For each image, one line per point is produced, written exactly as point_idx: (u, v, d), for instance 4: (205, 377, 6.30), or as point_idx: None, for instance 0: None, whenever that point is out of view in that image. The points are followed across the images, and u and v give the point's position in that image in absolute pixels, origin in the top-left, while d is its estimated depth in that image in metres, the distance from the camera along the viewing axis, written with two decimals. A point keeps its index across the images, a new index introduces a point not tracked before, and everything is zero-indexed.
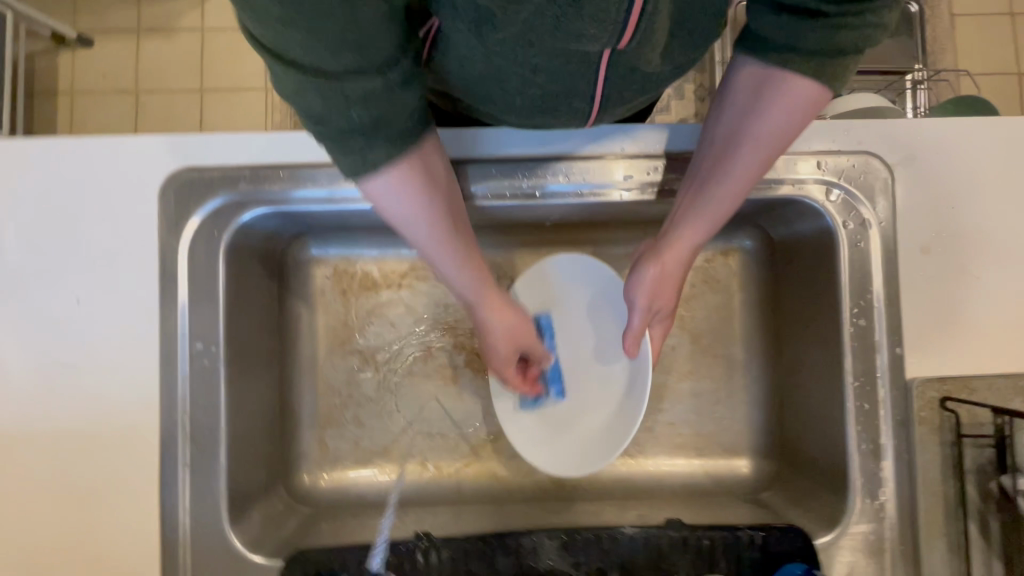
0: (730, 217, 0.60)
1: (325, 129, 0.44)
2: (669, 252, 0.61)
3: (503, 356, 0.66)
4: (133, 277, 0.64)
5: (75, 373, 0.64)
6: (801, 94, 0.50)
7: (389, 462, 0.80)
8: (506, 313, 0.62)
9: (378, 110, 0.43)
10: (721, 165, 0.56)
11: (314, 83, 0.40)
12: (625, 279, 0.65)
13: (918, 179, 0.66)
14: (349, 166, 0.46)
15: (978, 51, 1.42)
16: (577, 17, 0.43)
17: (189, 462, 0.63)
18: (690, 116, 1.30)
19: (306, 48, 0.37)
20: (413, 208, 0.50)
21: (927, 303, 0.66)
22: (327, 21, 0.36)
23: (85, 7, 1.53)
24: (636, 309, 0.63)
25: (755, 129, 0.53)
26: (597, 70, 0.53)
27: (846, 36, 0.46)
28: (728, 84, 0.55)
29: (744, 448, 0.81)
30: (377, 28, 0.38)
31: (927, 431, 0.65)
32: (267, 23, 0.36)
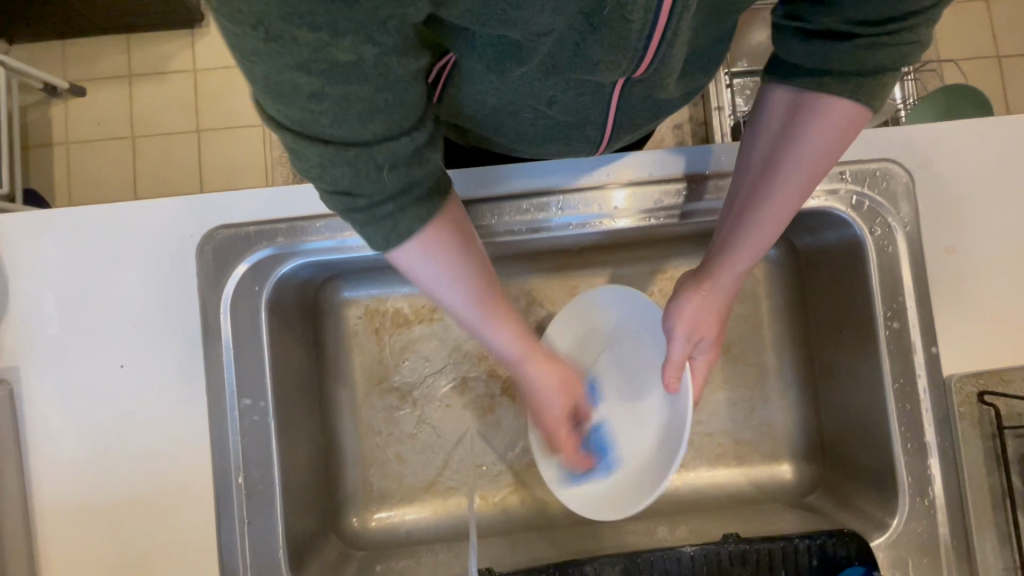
0: (774, 240, 0.59)
1: (351, 202, 0.40)
2: (712, 280, 0.62)
3: (558, 415, 0.63)
4: (177, 338, 0.64)
5: (122, 441, 0.63)
6: (840, 117, 0.51)
7: (434, 498, 0.80)
8: (551, 364, 0.60)
9: (408, 174, 0.40)
10: (759, 192, 0.56)
11: (343, 156, 0.36)
12: (667, 307, 0.66)
13: (937, 180, 0.68)
14: (377, 236, 0.42)
15: (960, 37, 1.45)
16: (596, 45, 0.41)
17: (246, 518, 0.63)
18: (687, 122, 1.32)
19: (336, 122, 0.34)
20: (443, 270, 0.47)
21: (956, 300, 0.67)
22: (361, 86, 0.32)
23: (76, 58, 1.53)
24: (677, 338, 0.63)
25: (793, 153, 0.54)
26: (607, 100, 0.52)
27: (880, 56, 0.47)
28: (761, 111, 0.57)
29: (784, 453, 0.82)
30: (408, 87, 0.34)
31: (969, 425, 0.65)
32: (289, 102, 0.32)
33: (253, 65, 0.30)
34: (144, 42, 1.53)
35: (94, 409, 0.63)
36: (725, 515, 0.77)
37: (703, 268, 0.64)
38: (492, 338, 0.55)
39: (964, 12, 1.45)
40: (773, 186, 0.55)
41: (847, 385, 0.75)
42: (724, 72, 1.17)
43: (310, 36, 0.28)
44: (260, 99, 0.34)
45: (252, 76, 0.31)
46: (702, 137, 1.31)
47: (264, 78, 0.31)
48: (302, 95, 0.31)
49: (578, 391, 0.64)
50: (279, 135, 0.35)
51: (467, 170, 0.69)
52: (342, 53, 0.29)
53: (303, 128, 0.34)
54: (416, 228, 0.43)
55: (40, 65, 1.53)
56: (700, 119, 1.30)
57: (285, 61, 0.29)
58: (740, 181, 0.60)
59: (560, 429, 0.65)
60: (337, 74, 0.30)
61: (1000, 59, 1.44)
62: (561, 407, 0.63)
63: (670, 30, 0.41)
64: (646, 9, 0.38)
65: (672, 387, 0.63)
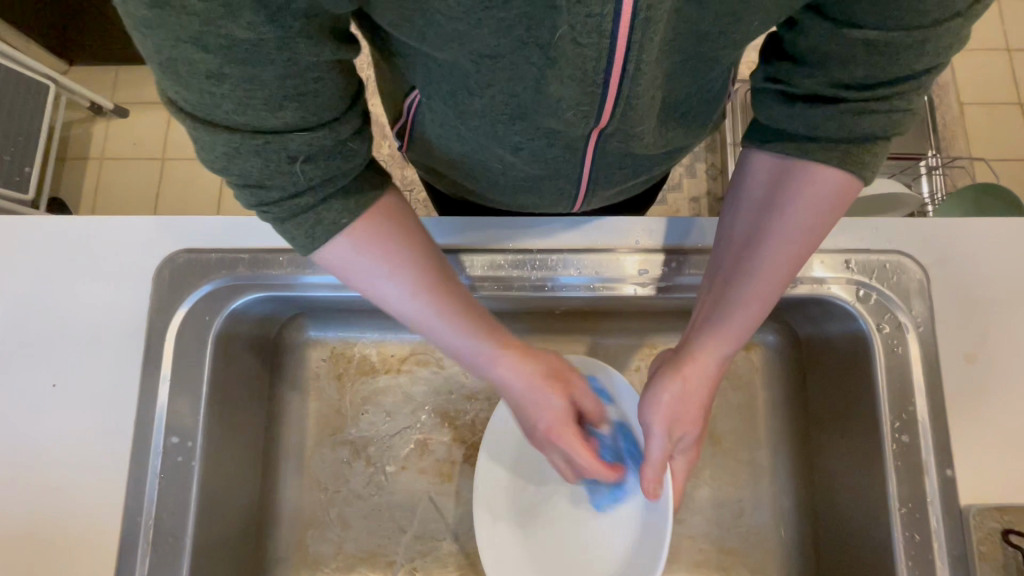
0: (758, 321, 0.54)
1: (266, 195, 0.39)
2: (691, 366, 0.54)
3: (563, 411, 0.54)
4: (116, 363, 0.61)
5: (39, 468, 0.59)
6: (830, 187, 0.47)
7: (374, 572, 0.71)
8: (525, 358, 0.53)
9: (326, 167, 0.39)
10: (745, 265, 0.51)
11: (250, 144, 0.35)
12: (641, 395, 0.56)
13: (955, 281, 0.62)
14: (298, 233, 0.41)
15: (994, 136, 1.41)
16: (556, 80, 0.38)
17: (147, 574, 0.56)
18: (703, 193, 1.28)
19: (240, 107, 0.33)
20: (382, 262, 0.44)
21: (975, 417, 0.59)
22: (265, 70, 0.31)
23: (124, 81, 1.61)
24: (655, 434, 0.53)
25: (780, 223, 0.49)
26: (581, 150, 0.49)
27: (870, 122, 0.44)
28: (739, 181, 0.53)
29: (774, 570, 0.71)
30: (322, 74, 0.34)
31: (991, 571, 0.55)
32: (192, 81, 0.31)
33: (147, 38, 0.29)
34: None
35: (18, 429, 0.59)
36: None
37: (682, 348, 0.56)
38: (450, 338, 0.50)
39: (998, 113, 1.42)
40: (759, 259, 0.50)
41: (850, 499, 0.65)
42: None
43: (201, 5, 0.27)
44: (162, 83, 0.33)
45: (150, 54, 0.30)
46: (717, 210, 1.27)
47: (159, 55, 0.30)
48: (200, 74, 0.31)
49: (573, 383, 0.56)
50: (180, 119, 0.34)
51: (443, 218, 0.66)
52: (237, 28, 0.29)
53: (203, 113, 0.34)
54: (343, 220, 0.42)
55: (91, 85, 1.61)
56: (717, 194, 1.26)
57: (177, 34, 0.29)
58: (722, 253, 0.55)
59: (564, 440, 0.54)
60: (237, 53, 0.30)
61: None
62: (559, 402, 0.54)
63: (630, 66, 0.36)
64: (597, 32, 0.33)
65: (653, 493, 0.53)
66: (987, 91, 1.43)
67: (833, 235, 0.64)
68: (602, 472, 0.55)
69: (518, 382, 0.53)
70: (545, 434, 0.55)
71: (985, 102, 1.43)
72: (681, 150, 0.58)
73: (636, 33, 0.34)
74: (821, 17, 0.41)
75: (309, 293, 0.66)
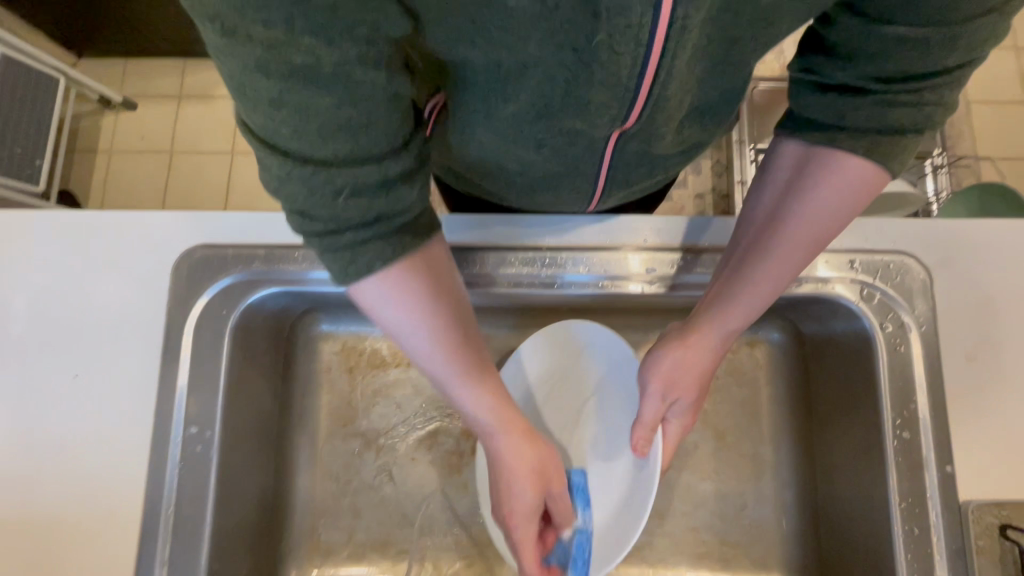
0: (769, 300, 0.55)
1: (310, 223, 0.40)
2: (698, 335, 0.56)
3: (527, 506, 0.55)
4: (135, 354, 0.62)
5: (61, 457, 0.60)
6: (856, 177, 0.48)
7: (384, 559, 0.73)
8: (530, 449, 0.54)
9: (373, 206, 0.39)
10: (764, 243, 0.52)
11: (301, 173, 0.36)
12: (644, 357, 0.60)
13: (959, 281, 0.63)
14: (336, 266, 0.42)
15: (1000, 135, 1.41)
16: (588, 84, 0.39)
17: (168, 559, 0.58)
18: (709, 191, 1.29)
19: (295, 134, 0.34)
20: (409, 318, 0.46)
21: (976, 415, 0.60)
22: (322, 100, 0.32)
23: (132, 74, 1.61)
24: (651, 397, 0.59)
25: (805, 207, 0.50)
26: (603, 151, 0.51)
27: (901, 113, 0.45)
28: (771, 164, 0.54)
29: (774, 562, 0.73)
30: (375, 109, 0.34)
31: (988, 564, 0.57)
32: (257, 106, 0.33)
33: (223, 62, 0.31)
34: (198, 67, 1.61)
35: (40, 419, 0.61)
36: None
37: (692, 318, 0.58)
38: (461, 403, 0.52)
39: (1004, 112, 1.42)
40: (780, 238, 0.51)
41: (851, 494, 0.67)
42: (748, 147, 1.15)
43: (266, 32, 0.29)
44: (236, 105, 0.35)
45: (227, 78, 0.32)
46: (722, 208, 1.27)
47: (232, 80, 0.32)
48: (263, 100, 0.32)
49: (555, 484, 0.57)
50: (248, 138, 0.36)
51: (454, 216, 0.67)
52: (299, 55, 0.30)
53: (266, 136, 0.35)
54: (376, 265, 0.42)
55: (99, 78, 1.61)
56: (722, 191, 1.27)
57: (243, 60, 0.30)
58: (743, 231, 0.56)
59: (513, 532, 0.56)
60: (297, 80, 0.31)
61: None
62: (528, 495, 0.55)
63: (663, 72, 0.38)
64: (635, 42, 0.35)
65: (642, 443, 0.59)
66: (993, 90, 1.43)
67: (839, 235, 0.65)
68: (531, 564, 0.56)
69: (510, 461, 0.54)
70: (507, 518, 0.56)
71: (992, 101, 1.43)
72: (693, 152, 0.59)
73: (672, 41, 0.36)
74: (854, 12, 0.43)
75: (323, 289, 0.68)
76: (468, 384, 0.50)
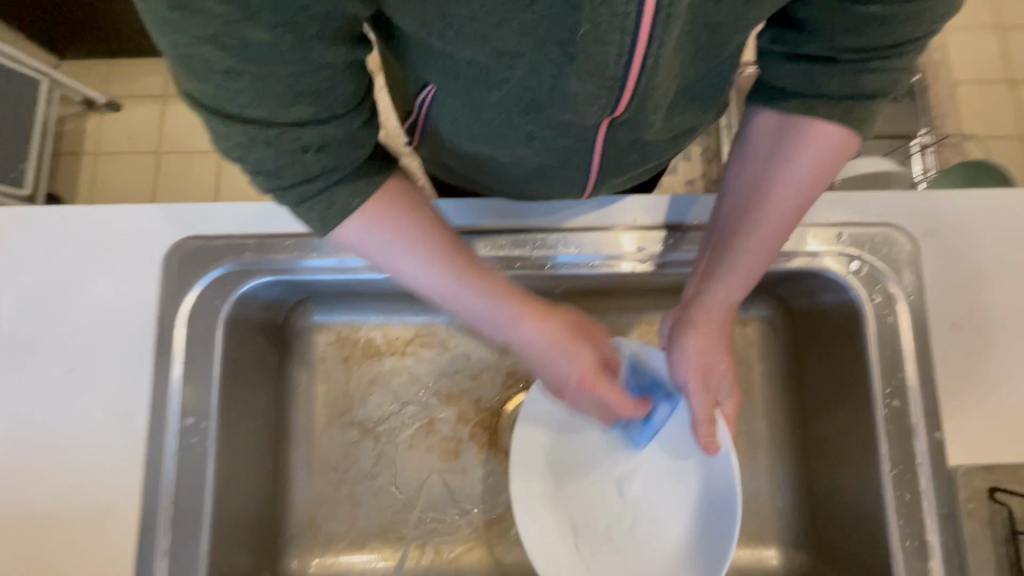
0: (761, 270, 0.55)
1: (276, 181, 0.39)
2: (706, 315, 0.56)
3: (579, 377, 0.54)
4: (127, 347, 0.62)
5: (57, 452, 0.60)
6: (829, 139, 0.49)
7: (385, 546, 0.73)
8: (547, 317, 0.53)
9: (339, 158, 0.40)
10: (749, 214, 0.53)
11: (264, 135, 0.36)
12: (665, 355, 0.59)
13: (943, 251, 0.64)
14: (312, 216, 0.42)
15: (983, 113, 1.42)
16: (573, 75, 0.39)
17: (168, 549, 0.58)
18: (698, 176, 1.29)
19: (254, 102, 0.34)
20: (395, 236, 0.45)
21: (963, 382, 0.61)
22: (279, 67, 0.32)
23: (115, 74, 1.59)
24: (694, 391, 0.56)
25: (783, 175, 0.51)
26: (591, 140, 0.51)
27: (872, 80, 0.46)
28: (743, 138, 0.55)
29: (772, 536, 0.74)
30: (334, 74, 0.34)
31: (977, 526, 0.58)
32: (210, 77, 0.32)
33: (165, 35, 0.30)
34: None
35: (35, 417, 0.61)
36: None
37: (691, 299, 0.58)
38: (473, 301, 0.50)
39: (988, 92, 1.43)
40: (764, 209, 0.52)
41: (843, 465, 0.68)
42: None
43: (220, 9, 0.28)
44: (178, 75, 0.34)
45: (165, 50, 0.31)
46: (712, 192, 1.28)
47: (177, 51, 0.31)
48: (217, 70, 0.32)
49: (597, 337, 0.57)
50: (197, 112, 0.35)
51: (446, 202, 0.67)
52: (257, 31, 0.29)
53: (220, 108, 0.34)
54: (355, 201, 0.42)
55: (83, 80, 1.59)
56: (712, 176, 1.27)
57: (194, 35, 0.29)
58: (722, 206, 0.56)
59: (598, 391, 0.55)
60: (252, 53, 0.31)
61: None
62: (588, 357, 0.54)
63: (650, 61, 0.38)
64: (621, 30, 0.35)
65: (709, 428, 0.55)
66: (977, 69, 1.44)
67: (826, 209, 0.66)
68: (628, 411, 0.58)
69: (539, 339, 0.52)
70: (578, 388, 0.55)
71: (975, 79, 1.44)
72: (687, 135, 0.59)
73: (656, 31, 0.36)
74: None
75: (315, 279, 0.68)
76: (483, 278, 0.49)
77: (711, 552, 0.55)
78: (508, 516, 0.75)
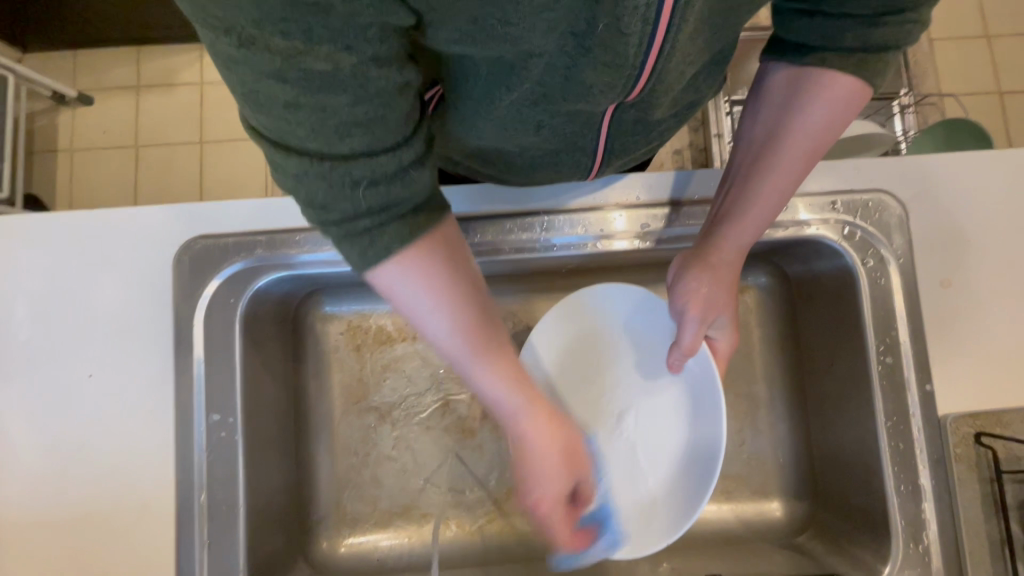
0: (775, 214, 0.57)
1: (328, 216, 0.39)
2: (718, 256, 0.58)
3: (555, 497, 0.51)
4: (148, 349, 0.63)
5: (88, 455, 0.61)
6: (846, 87, 0.51)
7: (409, 524, 0.76)
8: (557, 428, 0.51)
9: (389, 193, 0.39)
10: (765, 158, 0.55)
11: (319, 168, 0.36)
12: (670, 294, 0.61)
13: (931, 213, 0.67)
14: (354, 253, 0.41)
15: (958, 71, 1.45)
16: (588, 67, 0.41)
17: (207, 539, 0.61)
18: (686, 145, 1.30)
19: (313, 133, 0.34)
20: (427, 297, 0.43)
21: (950, 336, 0.65)
22: (337, 97, 0.32)
23: (81, 65, 1.51)
24: (691, 318, 0.59)
25: (799, 123, 0.53)
26: (599, 126, 0.53)
27: (885, 32, 0.48)
28: (758, 90, 0.56)
29: (774, 490, 0.78)
30: (390, 103, 0.34)
31: (965, 468, 0.62)
32: (272, 108, 0.33)
33: (234, 74, 0.31)
34: (153, 54, 1.51)
35: (64, 422, 0.62)
36: (708, 552, 0.75)
37: (702, 243, 0.60)
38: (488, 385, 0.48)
39: (965, 49, 1.46)
40: (780, 153, 0.54)
41: (840, 420, 0.72)
42: (724, 98, 1.15)
43: (284, 44, 0.29)
44: (248, 112, 0.35)
45: (235, 87, 0.33)
46: (700, 162, 1.29)
47: (244, 86, 0.32)
48: (279, 103, 0.32)
49: (584, 464, 0.54)
50: (261, 145, 0.36)
51: (450, 189, 0.67)
52: (317, 61, 0.30)
53: (283, 140, 0.36)
54: (393, 247, 0.40)
55: (48, 72, 1.51)
56: (700, 145, 1.28)
57: (258, 69, 0.30)
58: (737, 153, 0.58)
59: (557, 518, 0.52)
60: (313, 84, 0.31)
61: (1000, 95, 1.44)
62: (566, 482, 0.51)
63: (667, 47, 0.41)
64: (644, 20, 0.37)
65: (694, 346, 0.60)
66: (954, 27, 1.46)
67: (820, 178, 0.68)
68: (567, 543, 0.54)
69: (536, 445, 0.50)
70: (534, 505, 0.51)
71: (952, 37, 1.46)
72: (688, 112, 0.60)
73: (676, 17, 0.38)
74: None
75: (325, 270, 0.69)
76: (492, 364, 0.47)
77: (700, 473, 0.61)
78: None
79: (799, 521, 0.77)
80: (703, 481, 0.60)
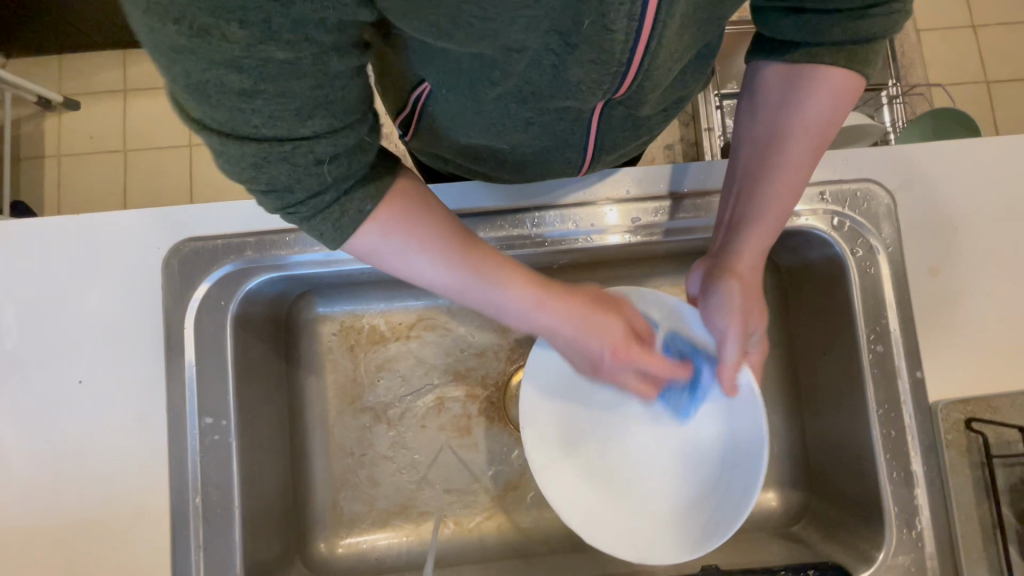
0: (788, 214, 0.57)
1: (292, 199, 0.39)
2: (743, 262, 0.57)
3: (620, 338, 0.55)
4: (136, 354, 0.63)
5: (80, 461, 0.61)
6: (839, 80, 0.51)
7: (407, 523, 0.76)
8: (564, 299, 0.53)
9: (350, 165, 0.40)
10: (772, 160, 0.55)
11: (279, 152, 0.36)
12: (703, 306, 0.60)
13: (919, 202, 0.67)
14: (327, 227, 0.42)
15: (945, 61, 1.46)
16: (575, 64, 0.41)
17: (203, 543, 0.61)
18: (677, 140, 1.30)
19: (272, 120, 0.34)
20: (409, 245, 0.46)
21: (939, 323, 0.66)
22: (299, 83, 0.32)
23: (65, 69, 1.49)
24: (733, 337, 0.57)
25: (799, 119, 0.53)
26: (588, 123, 0.53)
27: (872, 23, 0.48)
28: (750, 90, 0.56)
29: (771, 480, 0.79)
30: (348, 82, 0.35)
31: (956, 454, 0.63)
32: (225, 99, 0.32)
33: (172, 61, 0.30)
34: (139, 57, 1.50)
35: (54, 429, 0.61)
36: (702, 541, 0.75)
37: (722, 251, 0.59)
38: (498, 292, 0.50)
39: (952, 39, 1.46)
40: (787, 152, 0.54)
41: (833, 408, 0.72)
42: (713, 91, 1.15)
43: (240, 33, 0.29)
44: (182, 98, 0.33)
45: (174, 74, 0.31)
46: (691, 155, 1.29)
47: (188, 77, 0.31)
48: (232, 93, 0.32)
49: (621, 306, 0.58)
50: (206, 136, 0.35)
51: (441, 186, 0.67)
52: (279, 51, 0.30)
53: (226, 129, 0.34)
54: (367, 207, 0.42)
55: (34, 77, 1.49)
56: (691, 139, 1.28)
57: (212, 59, 0.30)
58: (740, 157, 0.58)
59: (630, 361, 0.57)
60: (272, 71, 0.31)
61: (988, 84, 1.45)
62: (620, 322, 0.55)
63: (653, 43, 0.40)
64: (629, 17, 0.37)
65: (734, 391, 0.59)
66: (940, 16, 1.47)
67: None
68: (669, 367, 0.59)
69: (568, 326, 0.53)
70: (613, 360, 0.56)
71: (938, 27, 1.47)
72: (678, 107, 0.60)
73: (661, 13, 0.38)
74: None
75: (316, 271, 0.68)
76: (507, 275, 0.50)
77: (739, 485, 0.59)
78: (522, 484, 0.78)
79: (795, 510, 0.78)
80: (742, 490, 0.58)
